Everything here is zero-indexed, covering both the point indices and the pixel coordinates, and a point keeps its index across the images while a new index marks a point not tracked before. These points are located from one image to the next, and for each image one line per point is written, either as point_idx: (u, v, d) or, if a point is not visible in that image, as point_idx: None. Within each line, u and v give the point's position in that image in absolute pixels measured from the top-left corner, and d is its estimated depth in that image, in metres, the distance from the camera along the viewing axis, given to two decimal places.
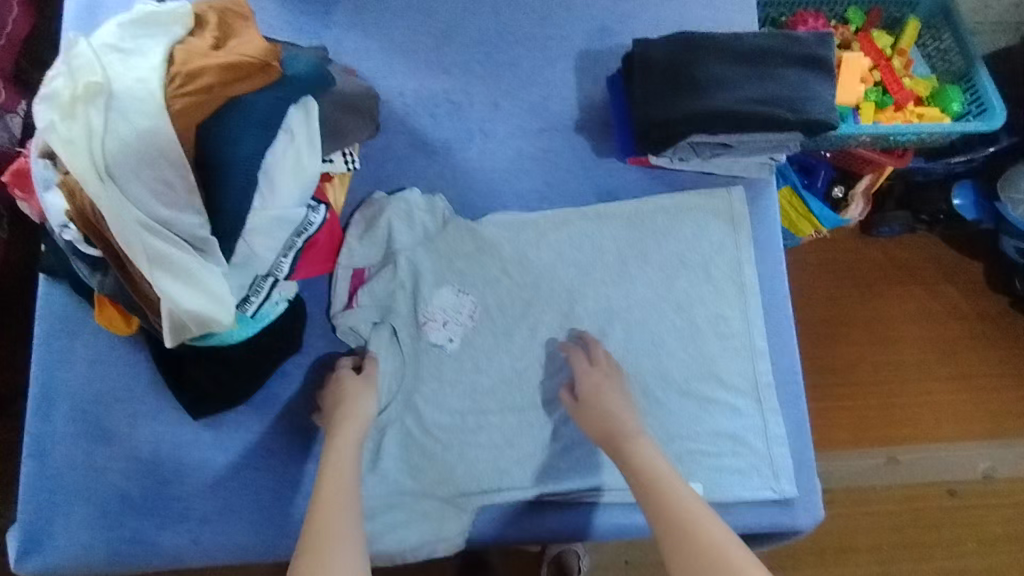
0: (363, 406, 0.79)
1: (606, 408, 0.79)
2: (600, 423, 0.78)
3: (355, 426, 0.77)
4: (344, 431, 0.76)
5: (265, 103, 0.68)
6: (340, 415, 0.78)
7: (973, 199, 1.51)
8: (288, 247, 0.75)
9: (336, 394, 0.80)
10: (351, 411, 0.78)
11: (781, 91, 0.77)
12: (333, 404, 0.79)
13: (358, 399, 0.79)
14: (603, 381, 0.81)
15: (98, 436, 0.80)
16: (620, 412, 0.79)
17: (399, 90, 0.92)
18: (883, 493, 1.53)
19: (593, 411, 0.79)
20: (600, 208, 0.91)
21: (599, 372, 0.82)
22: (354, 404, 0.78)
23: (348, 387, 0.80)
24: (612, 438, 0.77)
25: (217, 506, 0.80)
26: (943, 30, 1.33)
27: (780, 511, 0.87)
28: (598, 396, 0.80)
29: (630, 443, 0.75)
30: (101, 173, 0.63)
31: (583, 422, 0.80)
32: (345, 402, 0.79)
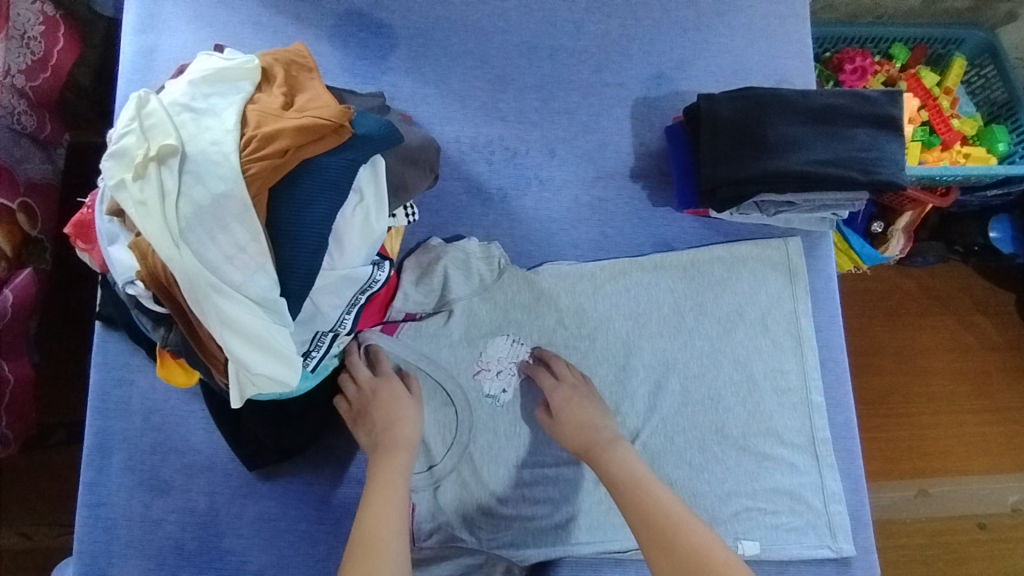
0: (408, 427, 0.79)
1: (579, 420, 0.81)
2: (577, 435, 0.80)
3: (402, 454, 0.76)
4: (389, 456, 0.76)
5: (336, 164, 0.67)
6: (384, 440, 0.77)
7: (1010, 233, 1.48)
8: (352, 304, 0.74)
9: (375, 409, 0.79)
10: (394, 435, 0.78)
11: (851, 152, 0.76)
12: (377, 423, 0.78)
13: (403, 426, 0.79)
14: (573, 396, 0.82)
15: (153, 487, 0.80)
16: (591, 421, 0.81)
17: (456, 136, 0.92)
18: (913, 526, 1.52)
19: (566, 423, 0.81)
20: (656, 258, 0.90)
21: (566, 387, 0.83)
22: (396, 422, 0.78)
23: (396, 411, 0.79)
24: (587, 446, 0.80)
25: (272, 559, 0.80)
26: (988, 68, 1.32)
27: (836, 568, 0.85)
28: (566, 409, 0.81)
29: (603, 449, 0.79)
30: (176, 238, 0.63)
31: (560, 436, 0.82)
32: (391, 424, 0.78)
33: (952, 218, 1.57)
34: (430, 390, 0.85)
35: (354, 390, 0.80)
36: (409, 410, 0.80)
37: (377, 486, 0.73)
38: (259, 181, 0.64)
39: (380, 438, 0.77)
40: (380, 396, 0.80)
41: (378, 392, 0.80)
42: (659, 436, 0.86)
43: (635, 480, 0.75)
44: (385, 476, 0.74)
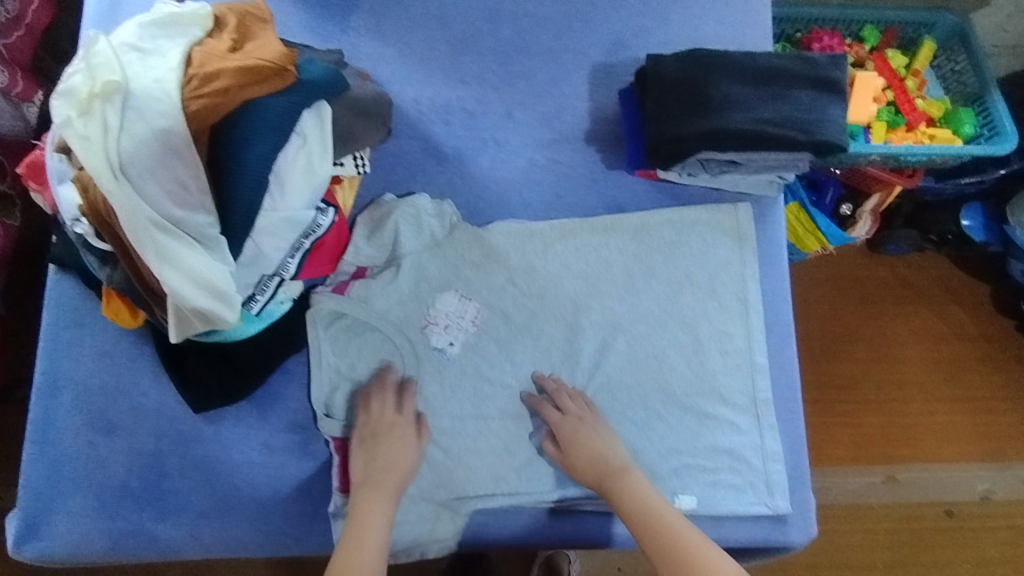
0: (403, 472, 0.80)
1: (590, 453, 0.82)
2: (589, 466, 0.81)
3: (385, 500, 0.78)
4: (371, 501, 0.77)
5: (276, 105, 0.68)
6: (377, 477, 0.79)
7: (981, 220, 1.51)
8: (295, 248, 0.76)
9: (377, 438, 0.82)
10: (383, 477, 0.79)
11: (792, 113, 0.78)
12: (375, 460, 0.80)
13: (398, 471, 0.80)
14: (580, 429, 0.83)
15: (103, 427, 0.82)
16: (601, 456, 0.82)
17: (413, 97, 0.92)
18: (879, 510, 1.52)
19: (577, 454, 0.82)
20: (608, 220, 0.91)
21: (571, 419, 0.83)
22: (394, 458, 0.80)
23: (394, 454, 0.81)
24: (603, 479, 0.81)
25: (215, 500, 0.82)
26: (958, 52, 1.33)
27: (770, 524, 0.87)
28: (576, 443, 0.82)
29: (617, 480, 0.80)
30: (116, 172, 0.64)
31: (572, 468, 0.82)
32: (387, 466, 0.80)
33: (926, 206, 1.57)
34: (378, 343, 0.87)
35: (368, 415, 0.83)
36: (409, 449, 0.82)
37: (357, 528, 0.75)
38: (200, 119, 0.66)
39: (370, 476, 0.79)
40: (388, 433, 0.82)
41: (388, 432, 0.82)
42: (604, 394, 0.88)
43: (648, 513, 0.77)
44: (363, 521, 0.76)
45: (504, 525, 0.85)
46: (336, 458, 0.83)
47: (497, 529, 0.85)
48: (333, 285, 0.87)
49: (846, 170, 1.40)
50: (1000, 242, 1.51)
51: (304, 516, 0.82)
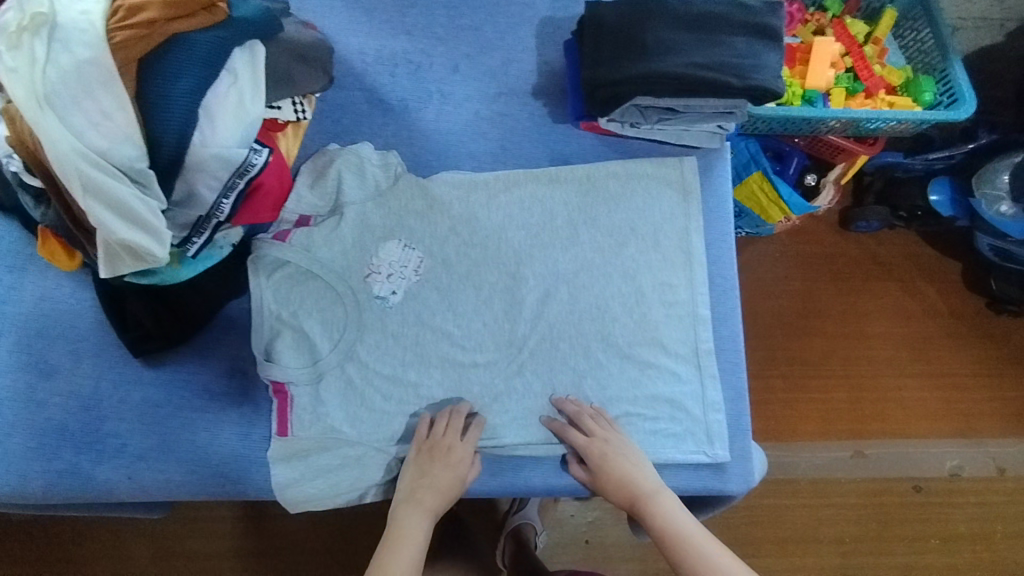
0: (448, 492, 0.82)
1: (623, 476, 0.82)
2: (619, 490, 0.82)
3: (426, 519, 0.81)
4: (412, 517, 0.81)
5: (206, 40, 0.70)
6: (422, 494, 0.81)
7: (949, 195, 1.46)
8: (228, 187, 0.74)
9: (433, 454, 0.82)
10: (426, 495, 0.81)
11: (726, 57, 0.78)
12: (424, 477, 0.82)
13: (444, 492, 0.81)
14: (608, 452, 0.82)
15: (41, 370, 0.82)
16: (631, 479, 0.82)
17: (360, 49, 0.94)
18: (848, 486, 1.49)
19: (606, 477, 0.82)
20: (552, 171, 0.92)
21: (599, 443, 0.82)
22: (440, 477, 0.81)
23: (443, 477, 0.81)
24: (635, 502, 0.81)
25: (155, 443, 0.82)
26: (920, 22, 1.31)
27: (710, 471, 0.88)
28: (609, 468, 0.82)
29: (649, 503, 0.81)
30: (41, 102, 0.63)
31: (603, 492, 0.83)
32: (433, 484, 0.81)
33: (895, 181, 1.52)
34: (320, 292, 0.87)
35: (432, 433, 0.82)
36: (453, 471, 0.82)
37: (395, 541, 0.79)
38: (125, 49, 0.66)
39: (415, 491, 0.82)
40: (445, 455, 0.81)
41: (444, 454, 0.81)
42: (546, 343, 0.87)
43: (679, 533, 0.78)
44: (398, 533, 0.80)
45: None
46: (275, 402, 0.84)
47: None
48: (275, 232, 0.87)
49: (809, 139, 1.41)
50: (966, 216, 1.47)
51: (242, 459, 0.83)
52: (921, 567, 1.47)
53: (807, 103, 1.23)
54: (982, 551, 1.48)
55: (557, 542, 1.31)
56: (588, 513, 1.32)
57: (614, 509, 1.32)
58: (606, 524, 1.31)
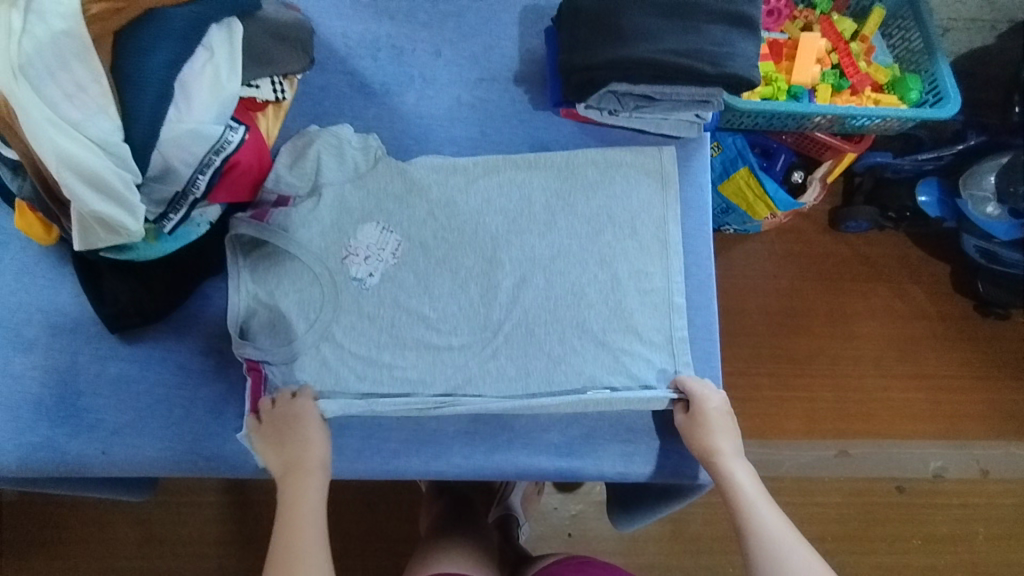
0: (316, 447, 0.80)
1: (717, 435, 0.83)
2: (704, 442, 0.83)
3: (316, 480, 0.79)
4: (302, 485, 0.78)
5: (183, 15, 0.71)
6: (294, 461, 0.79)
7: (937, 196, 1.47)
8: (205, 164, 0.75)
9: (278, 423, 0.81)
10: (303, 458, 0.80)
11: (701, 45, 0.78)
12: (287, 445, 0.80)
13: (313, 448, 0.80)
14: (716, 408, 0.84)
15: (19, 344, 0.83)
16: (723, 441, 0.83)
17: (343, 32, 0.94)
18: (831, 484, 1.49)
19: (701, 426, 0.83)
20: (531, 158, 0.92)
21: (708, 396, 0.84)
22: (300, 435, 0.80)
23: (307, 433, 0.81)
24: (713, 461, 0.82)
25: (129, 418, 0.83)
26: (908, 20, 1.32)
27: (681, 460, 0.87)
28: (711, 424, 0.83)
29: (728, 467, 0.81)
30: (16, 71, 0.63)
31: (690, 440, 0.84)
32: (302, 444, 0.80)
33: (885, 182, 1.52)
34: (297, 271, 0.87)
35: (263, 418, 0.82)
36: (314, 427, 0.81)
37: (291, 513, 0.75)
38: (100, 23, 0.67)
39: (290, 462, 0.79)
40: (291, 418, 0.81)
41: (293, 420, 0.81)
42: (521, 329, 0.88)
43: (746, 501, 0.78)
44: (294, 503, 0.77)
45: (415, 454, 0.85)
46: (249, 380, 0.84)
47: (412, 456, 0.85)
48: (253, 212, 0.87)
49: (796, 136, 1.41)
50: (954, 217, 1.47)
51: (216, 436, 0.83)
52: (901, 568, 1.47)
53: (793, 99, 1.23)
54: (963, 552, 1.48)
55: (539, 535, 1.32)
56: (571, 506, 1.32)
57: (596, 502, 1.32)
58: (588, 518, 1.32)
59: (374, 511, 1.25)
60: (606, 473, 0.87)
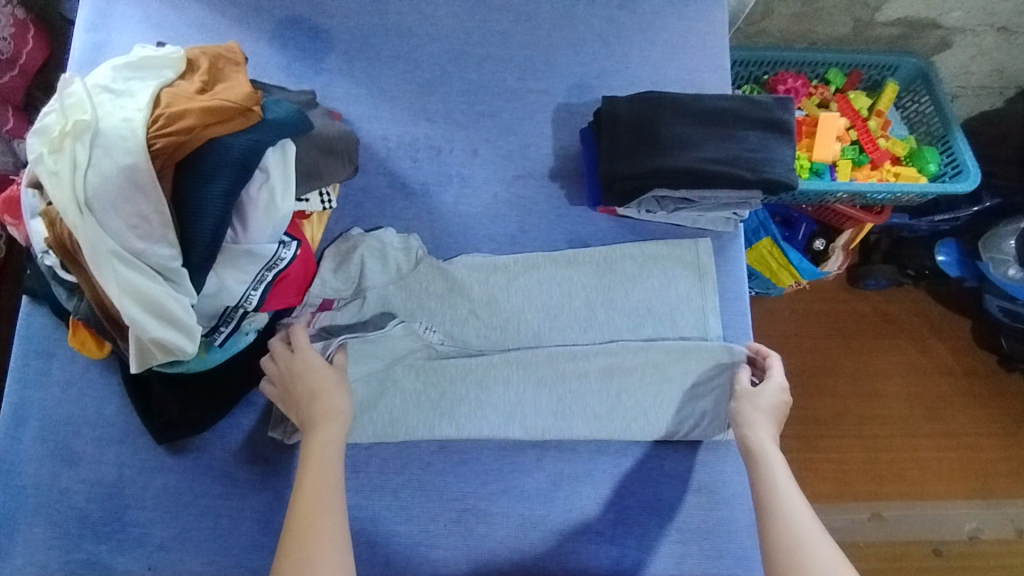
0: (329, 397, 0.77)
1: (767, 418, 0.81)
2: (758, 420, 0.80)
3: (335, 424, 0.75)
4: (321, 428, 0.74)
5: (239, 144, 0.71)
6: (309, 410, 0.76)
7: (957, 256, 1.46)
8: (257, 280, 0.77)
9: (295, 370, 0.79)
10: (318, 408, 0.76)
11: (740, 152, 0.82)
12: (299, 397, 0.77)
13: (325, 396, 0.77)
14: (783, 398, 0.83)
15: (64, 458, 0.83)
16: (770, 425, 0.80)
17: (382, 134, 0.97)
18: (866, 549, 1.44)
19: (767, 402, 0.82)
20: (570, 254, 0.94)
21: (780, 388, 0.84)
22: (315, 385, 0.77)
23: (319, 380, 0.78)
24: (751, 440, 0.78)
25: (175, 532, 0.82)
26: (921, 94, 1.36)
27: (734, 561, 0.85)
28: (767, 406, 0.82)
29: (766, 448, 0.77)
30: (81, 206, 0.66)
31: (743, 413, 0.81)
32: (312, 394, 0.77)
33: (903, 242, 1.52)
34: None
35: (279, 361, 0.80)
36: (328, 376, 0.79)
37: (308, 467, 0.71)
38: (164, 156, 0.69)
39: (307, 413, 0.76)
40: (304, 369, 0.79)
41: (306, 366, 0.79)
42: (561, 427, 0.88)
43: (773, 480, 0.73)
44: (310, 453, 0.72)
45: (464, 560, 0.84)
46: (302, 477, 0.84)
47: (460, 560, 0.84)
48: (300, 317, 0.88)
49: (817, 207, 1.42)
50: (975, 277, 1.46)
51: (262, 548, 0.82)
52: None
53: (814, 176, 1.25)
54: None
55: None
56: None
57: None
58: None
59: None
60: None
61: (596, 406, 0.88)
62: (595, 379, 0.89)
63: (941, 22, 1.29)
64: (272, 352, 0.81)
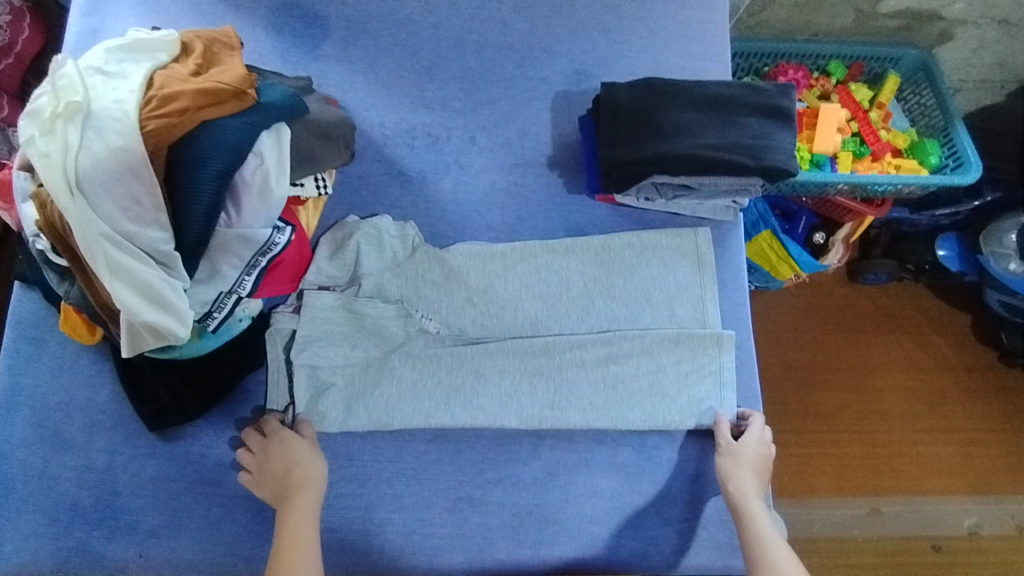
0: (307, 471, 0.80)
1: (750, 472, 0.83)
2: (739, 477, 0.82)
3: (310, 495, 0.78)
4: (298, 501, 0.77)
5: (233, 127, 0.71)
6: (286, 485, 0.78)
7: (957, 251, 1.45)
8: (251, 265, 0.77)
9: (271, 450, 0.80)
10: (296, 483, 0.78)
11: (740, 138, 0.81)
12: (275, 472, 0.79)
13: (303, 469, 0.80)
14: (761, 450, 0.86)
15: (55, 445, 0.82)
16: (754, 479, 0.83)
17: (379, 121, 0.96)
18: (865, 545, 1.42)
19: (747, 458, 0.84)
20: (567, 243, 0.93)
21: (759, 441, 0.86)
22: (292, 458, 0.80)
23: (295, 454, 0.80)
24: (739, 496, 0.81)
25: (166, 519, 0.81)
26: (922, 86, 1.35)
27: (730, 550, 0.85)
28: (747, 461, 0.84)
29: (752, 503, 0.80)
30: (72, 187, 0.65)
31: (725, 470, 0.83)
32: (289, 468, 0.79)
33: (902, 236, 1.52)
34: (338, 350, 0.87)
35: (255, 447, 0.81)
36: (304, 451, 0.81)
37: (286, 543, 0.74)
38: (157, 137, 0.68)
39: (286, 487, 0.78)
40: (281, 446, 0.80)
41: (281, 445, 0.80)
42: (559, 417, 0.86)
43: (763, 541, 0.77)
44: (289, 528, 0.75)
45: (459, 549, 0.83)
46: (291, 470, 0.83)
47: (456, 549, 0.83)
48: (295, 304, 0.88)
49: (816, 200, 1.41)
50: (976, 271, 1.46)
51: (255, 536, 0.81)
52: None
53: (816, 167, 1.24)
54: None
55: None
56: None
57: None
58: None
59: None
60: (654, 566, 0.84)
61: (593, 397, 0.87)
62: (592, 370, 0.88)
63: (943, 14, 1.28)
64: (247, 442, 0.82)
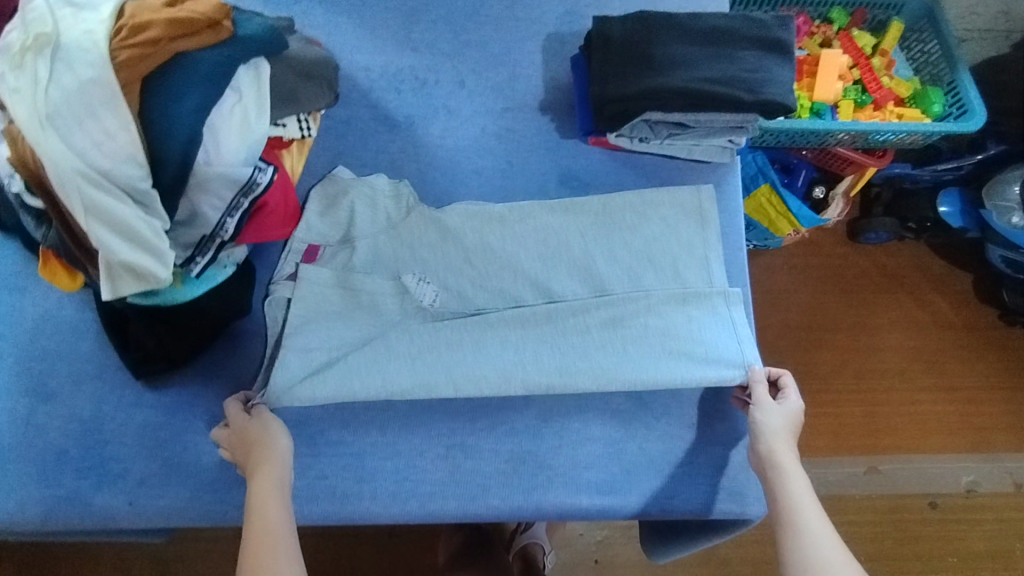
0: (272, 444, 0.74)
1: (784, 434, 0.77)
2: (772, 437, 0.77)
3: (273, 468, 0.71)
4: (263, 477, 0.71)
5: (209, 59, 0.70)
6: (252, 460, 0.72)
7: (959, 206, 1.42)
8: (233, 207, 0.74)
9: (240, 430, 0.76)
10: (261, 457, 0.72)
11: (735, 72, 0.79)
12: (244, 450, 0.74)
13: (266, 443, 0.74)
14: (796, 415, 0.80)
15: (41, 394, 0.81)
16: (788, 445, 0.76)
17: (365, 65, 0.93)
18: (862, 502, 1.42)
19: (781, 421, 0.78)
20: (567, 203, 0.90)
21: (792, 406, 0.80)
22: (256, 434, 0.74)
23: (257, 428, 0.75)
24: (767, 457, 0.76)
25: (155, 468, 0.80)
26: (926, 32, 1.32)
27: (724, 494, 0.84)
28: (780, 423, 0.78)
29: (782, 464, 0.74)
30: (43, 121, 0.62)
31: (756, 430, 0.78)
32: (256, 443, 0.74)
33: (905, 193, 1.48)
34: (331, 318, 0.84)
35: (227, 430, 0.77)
36: (272, 424, 0.75)
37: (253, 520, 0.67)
38: (129, 70, 0.65)
39: (252, 463, 0.72)
40: (248, 425, 0.76)
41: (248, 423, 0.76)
42: (566, 384, 0.81)
43: (790, 497, 0.71)
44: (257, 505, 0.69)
45: (452, 496, 0.82)
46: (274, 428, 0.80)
47: (447, 496, 0.82)
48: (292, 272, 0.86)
49: (817, 152, 1.37)
50: (977, 228, 1.43)
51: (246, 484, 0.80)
52: None
53: (814, 116, 1.22)
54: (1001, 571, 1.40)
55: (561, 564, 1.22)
56: (597, 531, 1.22)
57: (624, 528, 1.22)
58: (615, 544, 1.22)
59: (394, 543, 1.18)
60: (648, 510, 0.83)
61: (603, 360, 0.83)
62: (596, 334, 0.84)
63: None
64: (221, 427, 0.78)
